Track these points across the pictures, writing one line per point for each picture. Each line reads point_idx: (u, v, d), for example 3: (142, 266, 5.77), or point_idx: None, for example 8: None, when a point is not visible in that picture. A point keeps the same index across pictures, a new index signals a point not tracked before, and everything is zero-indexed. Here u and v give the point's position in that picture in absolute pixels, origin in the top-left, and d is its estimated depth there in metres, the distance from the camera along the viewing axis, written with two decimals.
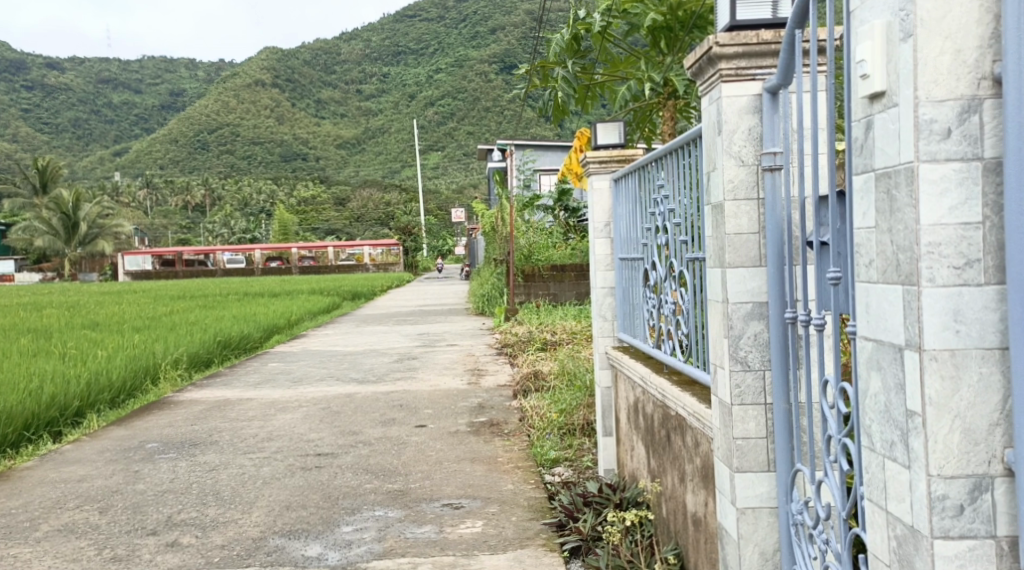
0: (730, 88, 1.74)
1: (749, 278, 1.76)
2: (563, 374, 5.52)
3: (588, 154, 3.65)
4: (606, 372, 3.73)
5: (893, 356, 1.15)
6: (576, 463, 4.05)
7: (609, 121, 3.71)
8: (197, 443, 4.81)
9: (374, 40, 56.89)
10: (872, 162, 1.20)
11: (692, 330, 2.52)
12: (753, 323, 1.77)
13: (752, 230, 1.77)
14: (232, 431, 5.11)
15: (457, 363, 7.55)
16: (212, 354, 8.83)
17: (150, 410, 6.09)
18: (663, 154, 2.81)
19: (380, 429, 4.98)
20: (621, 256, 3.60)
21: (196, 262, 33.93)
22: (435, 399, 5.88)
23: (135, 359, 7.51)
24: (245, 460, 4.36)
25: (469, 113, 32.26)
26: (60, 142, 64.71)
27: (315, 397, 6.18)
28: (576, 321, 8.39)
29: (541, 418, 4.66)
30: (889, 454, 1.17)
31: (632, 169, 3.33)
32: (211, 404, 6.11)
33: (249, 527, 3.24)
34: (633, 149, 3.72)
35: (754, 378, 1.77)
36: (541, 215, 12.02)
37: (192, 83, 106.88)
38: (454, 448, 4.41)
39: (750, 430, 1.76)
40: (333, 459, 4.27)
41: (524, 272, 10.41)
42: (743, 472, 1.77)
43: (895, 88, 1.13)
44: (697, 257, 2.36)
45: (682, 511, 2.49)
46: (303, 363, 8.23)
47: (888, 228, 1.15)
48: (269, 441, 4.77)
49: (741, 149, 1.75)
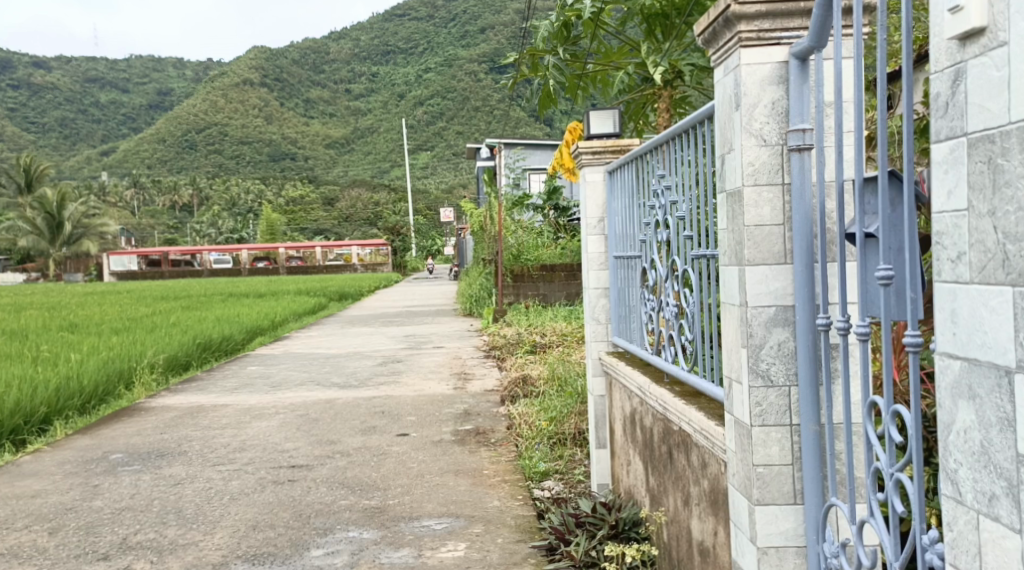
0: (750, 55, 1.50)
1: (772, 277, 1.51)
2: (553, 379, 5.26)
3: (580, 144, 3.40)
4: (600, 379, 3.47)
5: (994, 381, 0.90)
6: (567, 476, 3.79)
7: (603, 109, 3.47)
8: (164, 453, 4.53)
9: (363, 41, 56.46)
10: (963, 126, 0.94)
11: (696, 336, 2.27)
12: (776, 330, 1.51)
13: (774, 220, 1.52)
14: (203, 440, 4.82)
15: (443, 366, 7.28)
16: (191, 357, 8.53)
17: (120, 416, 5.79)
18: (664, 142, 2.57)
19: (359, 438, 4.70)
20: (615, 253, 3.34)
21: (183, 263, 33.49)
22: (419, 405, 5.60)
23: (109, 363, 7.21)
24: (213, 472, 4.08)
25: (457, 112, 31.87)
26: (47, 142, 64.22)
27: (293, 403, 5.90)
28: (567, 323, 8.13)
29: (530, 427, 4.40)
30: (988, 509, 0.92)
31: (629, 159, 3.08)
32: (184, 411, 5.81)
33: (210, 551, 2.96)
34: (628, 138, 3.48)
35: (778, 395, 1.51)
36: (530, 214, 11.75)
37: (179, 83, 106.13)
38: (437, 459, 4.14)
39: (773, 455, 1.50)
40: (308, 472, 4.00)
41: (513, 272, 10.14)
42: (764, 505, 1.50)
43: (1002, 22, 0.88)
44: (707, 254, 2.10)
45: (686, 539, 2.24)
46: (284, 367, 7.94)
47: (991, 211, 0.90)
48: (241, 452, 4.49)
49: (762, 127, 1.50)
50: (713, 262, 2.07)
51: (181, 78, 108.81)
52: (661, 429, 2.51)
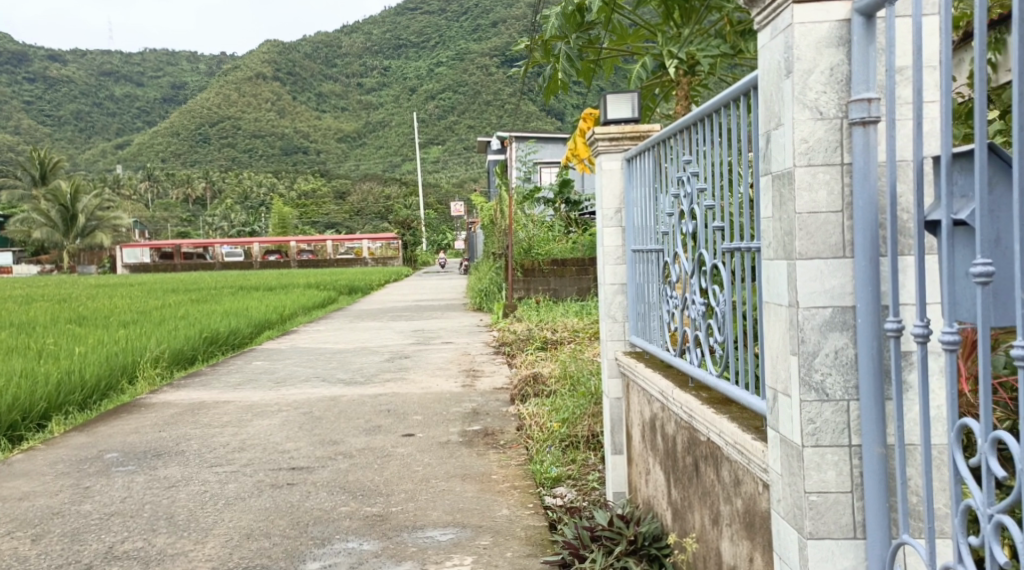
0: (805, 12, 1.29)
1: (829, 274, 1.30)
2: (565, 378, 5.06)
3: (597, 129, 3.19)
4: (616, 381, 3.26)
5: None
6: (580, 483, 3.60)
7: (621, 92, 3.23)
8: (162, 452, 4.33)
9: (375, 35, 56.28)
10: None
11: (725, 337, 2.05)
12: (832, 335, 1.30)
13: (831, 207, 1.31)
14: (202, 438, 4.62)
15: (451, 363, 7.07)
16: (197, 351, 8.34)
17: (119, 412, 5.59)
18: (690, 123, 2.36)
19: (363, 438, 4.50)
20: (633, 247, 3.13)
21: (194, 255, 33.44)
22: (426, 403, 5.41)
23: (112, 357, 7.02)
24: (210, 474, 3.87)
25: (469, 107, 31.66)
26: (62, 135, 64.44)
27: (297, 400, 5.70)
28: (578, 318, 7.93)
29: (541, 429, 4.20)
30: None
31: (649, 145, 2.86)
32: (185, 407, 5.61)
33: (199, 562, 2.76)
34: (648, 124, 3.25)
35: (835, 411, 1.30)
36: (541, 207, 11.54)
37: (193, 75, 106.32)
38: (443, 462, 3.94)
39: (829, 481, 1.30)
40: (308, 475, 3.79)
41: (523, 266, 9.97)
42: (818, 540, 1.31)
43: None
44: (748, 248, 1.87)
45: (715, 561, 2.04)
46: (290, 362, 7.74)
47: None
48: (241, 452, 4.29)
49: (818, 96, 1.29)
50: (754, 256, 1.84)
51: (194, 71, 108.74)
52: (685, 439, 2.30)
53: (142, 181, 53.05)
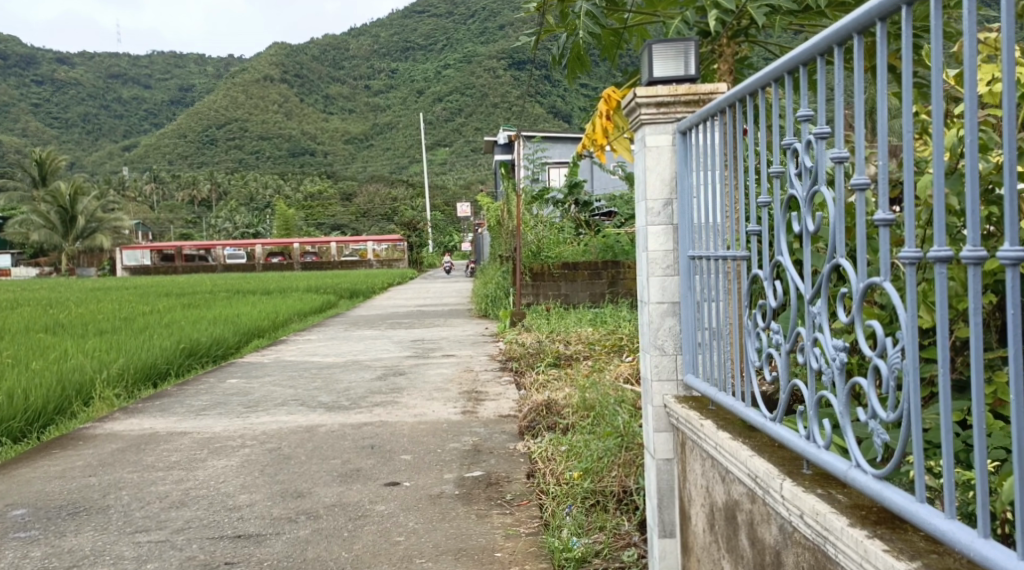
0: None
1: None
2: (582, 409, 4.15)
3: (640, 91, 2.30)
4: (665, 438, 2.37)
5: None
6: (613, 564, 2.70)
7: (671, 42, 2.29)
8: (81, 509, 3.40)
9: (385, 38, 55.78)
10: None
11: (903, 411, 1.20)
12: None
13: None
14: (138, 486, 3.73)
15: (451, 382, 6.17)
16: (170, 365, 7.44)
17: (54, 446, 4.69)
18: (815, 55, 1.51)
19: (335, 489, 3.60)
20: (688, 253, 2.25)
21: (196, 257, 32.41)
22: (417, 437, 4.50)
23: (64, 374, 6.10)
24: (129, 545, 2.97)
25: (478, 109, 30.85)
26: (71, 138, 63.87)
27: (267, 432, 4.80)
28: (594, 329, 7.05)
29: (557, 482, 3.33)
30: None
31: (717, 103, 1.97)
32: (133, 441, 4.70)
33: None
34: (709, 85, 2.31)
35: None
36: (550, 208, 10.71)
37: (200, 79, 106.16)
38: (432, 529, 3.05)
39: None
40: (257, 548, 2.91)
41: (532, 269, 9.03)
42: None
43: None
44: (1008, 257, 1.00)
45: None
46: (270, 380, 6.85)
47: None
48: (180, 509, 3.37)
49: None
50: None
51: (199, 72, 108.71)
52: (803, 562, 1.45)
53: (146, 185, 52.28)
